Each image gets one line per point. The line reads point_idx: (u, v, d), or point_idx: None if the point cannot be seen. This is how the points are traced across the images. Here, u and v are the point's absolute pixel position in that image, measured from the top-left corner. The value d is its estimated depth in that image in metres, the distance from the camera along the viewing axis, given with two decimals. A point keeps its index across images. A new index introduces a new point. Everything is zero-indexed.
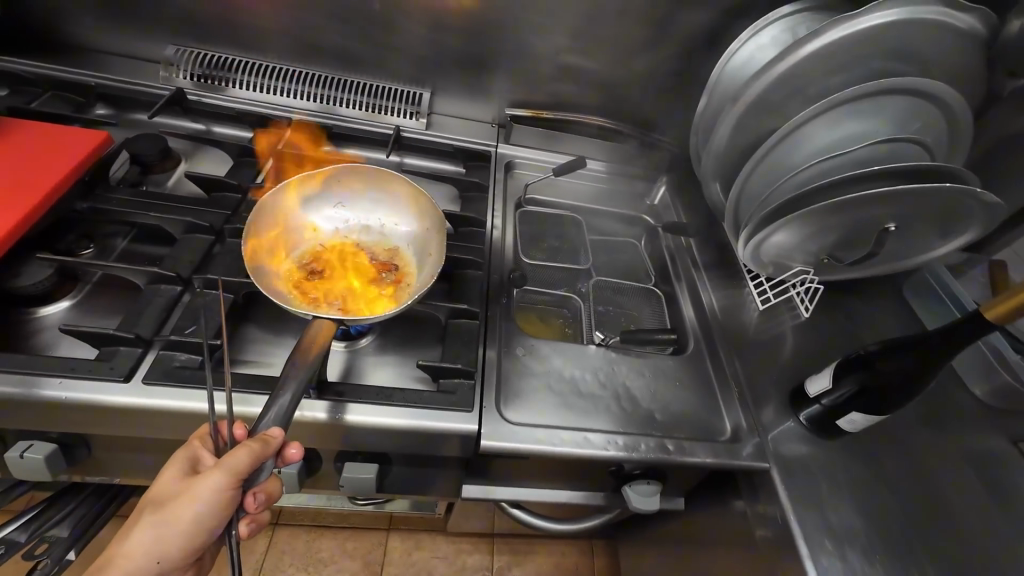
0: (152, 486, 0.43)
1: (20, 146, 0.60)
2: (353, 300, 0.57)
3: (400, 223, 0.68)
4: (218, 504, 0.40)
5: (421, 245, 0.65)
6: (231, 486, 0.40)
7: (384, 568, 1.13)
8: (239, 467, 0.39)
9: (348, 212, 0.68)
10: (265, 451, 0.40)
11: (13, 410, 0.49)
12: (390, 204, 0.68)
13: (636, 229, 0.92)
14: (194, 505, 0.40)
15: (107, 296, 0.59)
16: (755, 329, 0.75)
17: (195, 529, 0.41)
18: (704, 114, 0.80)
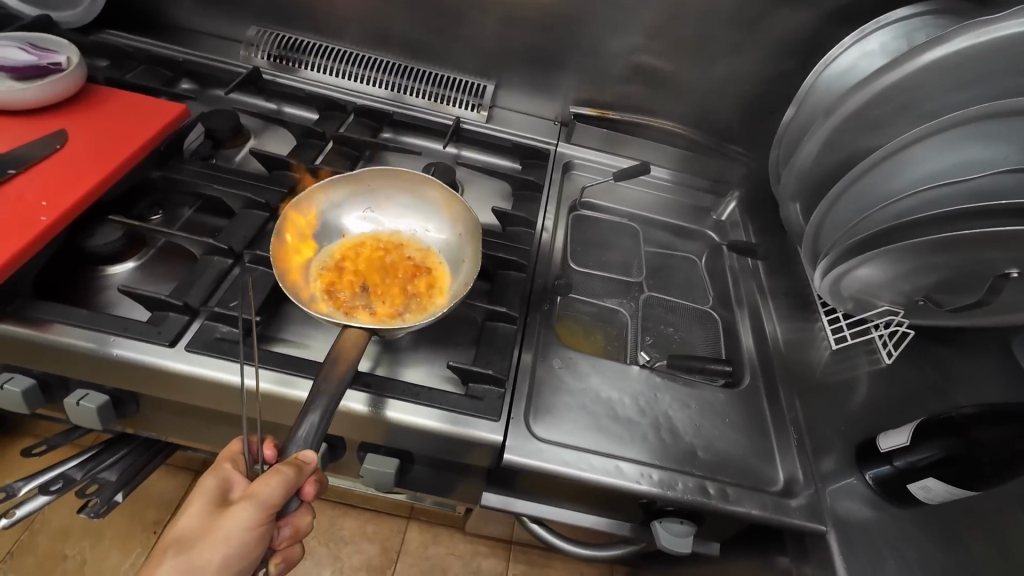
0: (176, 524, 0.42)
1: (108, 113, 0.64)
2: (380, 308, 0.55)
3: (431, 226, 0.65)
4: (247, 542, 0.41)
5: (454, 251, 0.63)
6: (262, 520, 0.42)
7: (400, 556, 1.13)
8: (273, 497, 0.41)
9: (377, 216, 0.65)
10: (298, 479, 0.41)
11: (74, 362, 0.53)
12: (422, 207, 0.66)
13: (697, 245, 0.85)
14: (224, 545, 0.40)
15: (167, 262, 0.61)
16: (824, 370, 0.67)
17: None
18: (790, 126, 0.72)
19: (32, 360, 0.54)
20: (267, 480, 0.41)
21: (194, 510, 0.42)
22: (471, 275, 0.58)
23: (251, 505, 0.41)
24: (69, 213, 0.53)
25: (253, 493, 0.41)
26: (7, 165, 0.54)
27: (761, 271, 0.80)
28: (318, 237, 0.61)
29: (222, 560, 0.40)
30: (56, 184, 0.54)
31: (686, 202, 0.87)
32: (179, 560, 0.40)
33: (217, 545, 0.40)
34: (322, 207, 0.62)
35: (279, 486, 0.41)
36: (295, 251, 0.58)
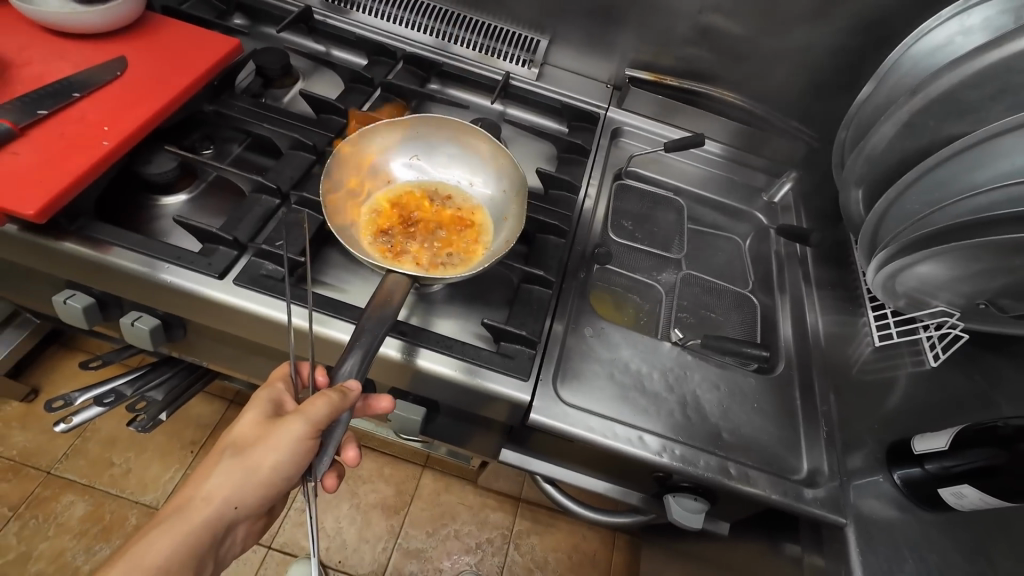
0: (237, 428, 0.46)
1: (163, 41, 0.64)
2: (425, 257, 0.56)
3: (476, 180, 0.64)
4: (295, 453, 0.44)
5: (498, 207, 0.63)
6: (310, 436, 0.44)
7: (414, 499, 1.19)
8: (319, 416, 0.42)
9: (423, 166, 0.65)
10: (342, 404, 0.43)
11: (129, 279, 0.55)
12: (468, 161, 0.65)
13: (742, 227, 0.82)
14: (275, 453, 0.43)
15: (218, 197, 0.63)
16: (863, 367, 0.64)
17: (271, 477, 0.44)
18: (865, 106, 0.67)
19: (91, 279, 0.57)
20: (314, 401, 0.42)
21: (250, 418, 0.47)
22: (515, 232, 0.58)
23: (298, 420, 0.42)
24: (128, 139, 0.54)
25: (300, 410, 0.42)
26: (72, 87, 0.56)
27: (809, 260, 0.76)
28: (366, 182, 0.61)
29: (274, 464, 0.44)
30: (115, 110, 0.55)
31: (736, 180, 0.83)
32: (233, 458, 0.45)
33: (269, 449, 0.43)
34: (371, 153, 0.62)
35: (325, 408, 0.42)
36: (343, 196, 0.58)
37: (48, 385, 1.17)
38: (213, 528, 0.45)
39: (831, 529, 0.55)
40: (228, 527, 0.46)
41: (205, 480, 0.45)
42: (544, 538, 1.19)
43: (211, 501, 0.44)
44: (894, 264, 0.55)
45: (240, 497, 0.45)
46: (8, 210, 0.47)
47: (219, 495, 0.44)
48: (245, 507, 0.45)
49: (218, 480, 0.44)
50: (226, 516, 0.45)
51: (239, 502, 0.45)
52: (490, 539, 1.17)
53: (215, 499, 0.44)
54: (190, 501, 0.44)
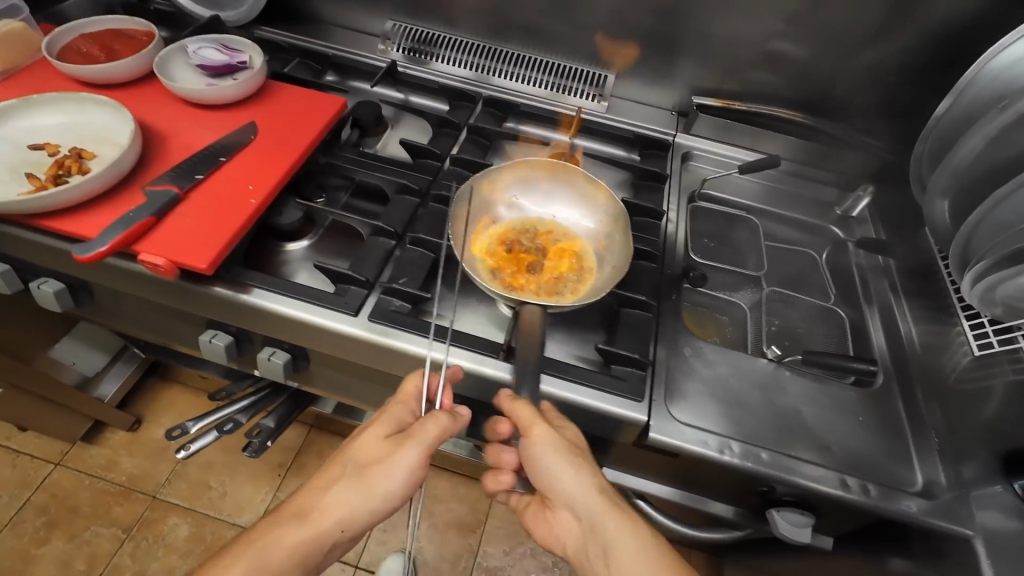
0: (352, 449, 0.52)
1: (281, 105, 0.71)
2: (547, 290, 0.60)
3: (571, 212, 0.70)
4: (407, 473, 0.51)
5: (597, 234, 0.68)
6: (423, 457, 0.51)
7: (489, 518, 1.22)
8: (432, 437, 0.50)
9: (530, 207, 0.70)
10: (452, 426, 0.52)
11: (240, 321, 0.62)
12: (560, 194, 0.70)
13: (818, 241, 0.83)
14: (392, 473, 0.50)
15: (336, 240, 0.70)
16: (959, 375, 0.63)
17: (385, 499, 0.50)
18: (943, 119, 0.68)
19: (234, 318, 0.63)
20: (430, 424, 0.51)
21: (369, 439, 0.53)
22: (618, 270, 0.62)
23: (414, 443, 0.50)
24: (270, 196, 0.61)
25: (416, 433, 0.50)
26: (218, 152, 0.63)
27: (893, 270, 0.77)
28: (481, 223, 0.67)
29: (388, 480, 0.50)
30: (256, 171, 0.63)
31: (806, 196, 0.86)
32: (350, 478, 0.50)
33: (386, 467, 0.50)
34: (483, 195, 0.68)
35: (440, 428, 0.51)
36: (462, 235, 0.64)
37: (148, 414, 1.27)
38: (323, 544, 0.49)
39: (956, 543, 0.55)
40: (331, 545, 0.50)
41: (324, 494, 0.50)
42: None
43: (325, 517, 0.49)
44: (988, 280, 0.56)
45: (347, 516, 0.49)
46: (185, 265, 0.54)
47: (332, 514, 0.49)
48: (353, 528, 0.50)
49: (335, 500, 0.50)
50: (334, 535, 0.49)
51: (347, 524, 0.50)
52: (565, 556, 1.19)
53: (331, 516, 0.49)
54: (309, 514, 0.49)
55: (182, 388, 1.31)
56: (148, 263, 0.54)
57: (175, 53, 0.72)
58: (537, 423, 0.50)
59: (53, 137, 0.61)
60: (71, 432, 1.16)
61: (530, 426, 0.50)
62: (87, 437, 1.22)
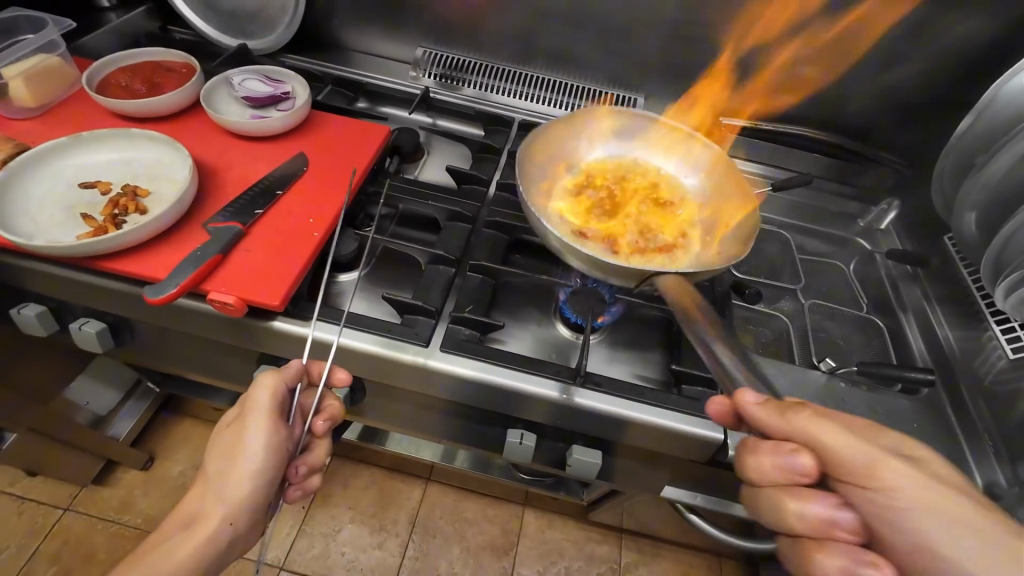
0: (225, 438, 0.51)
1: (329, 135, 0.71)
2: (647, 225, 0.67)
3: (651, 161, 0.78)
4: (266, 451, 0.51)
5: (686, 183, 0.75)
6: (277, 426, 0.51)
7: (521, 538, 1.21)
8: (267, 400, 0.51)
9: (638, 166, 0.78)
10: (280, 380, 0.53)
11: (174, 320, 0.60)
12: (634, 148, 0.79)
13: (846, 253, 0.87)
14: (242, 455, 0.50)
15: (389, 269, 0.69)
16: (996, 377, 0.67)
17: (253, 480, 0.50)
18: (964, 137, 0.73)
19: (293, 352, 0.61)
20: (259, 390, 0.51)
21: (222, 429, 0.54)
22: (740, 241, 0.62)
23: (253, 416, 0.51)
24: (331, 227, 0.61)
25: (254, 404, 0.51)
26: (274, 185, 0.63)
27: (923, 278, 0.81)
28: (590, 174, 0.75)
29: (253, 459, 0.50)
30: (316, 203, 0.62)
31: (831, 209, 0.89)
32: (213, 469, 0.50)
33: (239, 449, 0.50)
34: (592, 144, 0.78)
35: (269, 390, 0.52)
36: (564, 181, 0.74)
37: (162, 451, 1.22)
38: (217, 542, 0.50)
39: None
40: (231, 541, 0.50)
41: (214, 497, 0.50)
42: (652, 567, 1.20)
43: (213, 516, 0.49)
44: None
45: (232, 508, 0.49)
46: (257, 302, 0.53)
47: (219, 512, 0.49)
48: (241, 520, 0.50)
49: (211, 497, 0.50)
50: (226, 530, 0.50)
51: (233, 516, 0.50)
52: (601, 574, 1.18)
53: (215, 512, 0.49)
54: (197, 518, 0.50)
55: (196, 422, 1.27)
56: (218, 303, 0.53)
57: (217, 86, 0.72)
58: (883, 464, 0.36)
59: (106, 174, 0.60)
60: (83, 474, 1.11)
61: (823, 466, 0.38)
62: (98, 479, 1.16)
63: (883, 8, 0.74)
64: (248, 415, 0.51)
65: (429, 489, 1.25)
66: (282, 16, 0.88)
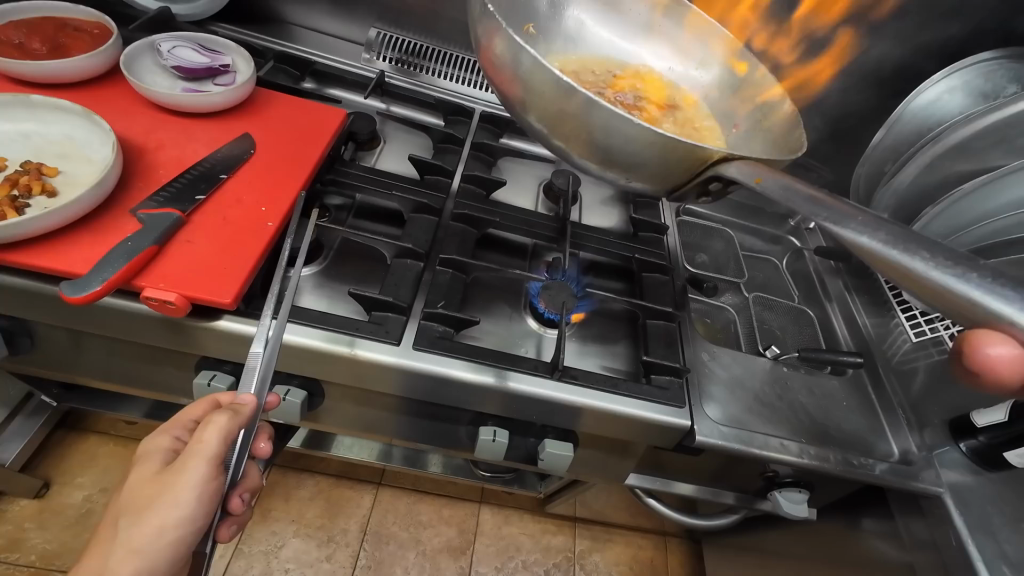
0: (148, 487, 0.46)
1: (277, 116, 0.65)
2: (645, 115, 0.56)
3: (636, 40, 0.65)
4: (198, 501, 0.45)
5: (679, 72, 0.64)
6: (213, 475, 0.45)
7: (478, 537, 1.20)
8: (213, 448, 0.44)
9: (628, 42, 0.65)
10: (236, 421, 0.45)
11: (92, 323, 0.52)
12: (614, 19, 0.65)
13: (780, 250, 0.95)
14: (167, 508, 0.44)
15: (350, 263, 0.65)
16: (901, 357, 0.77)
17: (176, 531, 0.45)
18: (878, 147, 0.82)
19: (241, 356, 0.55)
20: (205, 434, 0.45)
21: (144, 476, 0.47)
22: (764, 135, 0.53)
23: (185, 468, 0.44)
24: (287, 217, 0.55)
25: (193, 451, 0.44)
26: (217, 169, 0.56)
27: (844, 272, 0.90)
28: (564, 52, 0.61)
29: (181, 512, 0.45)
30: (266, 191, 0.57)
31: (766, 209, 0.98)
32: (128, 522, 0.45)
33: (163, 503, 0.44)
34: (571, 3, 0.63)
35: (217, 436, 0.45)
36: (548, 41, 0.60)
37: (60, 475, 1.05)
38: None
39: (932, 500, 0.65)
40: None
41: (121, 552, 0.44)
42: (606, 553, 1.24)
43: (119, 572, 0.44)
44: None
45: (151, 561, 0.45)
46: (203, 300, 0.47)
47: (126, 567, 0.44)
48: (157, 571, 0.46)
49: (121, 551, 0.45)
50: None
51: (148, 568, 0.45)
52: (556, 563, 1.20)
53: (126, 566, 0.45)
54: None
55: (103, 440, 1.11)
56: (156, 301, 0.46)
57: (140, 51, 0.62)
58: None
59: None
60: None
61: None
62: None
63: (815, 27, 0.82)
64: (184, 459, 0.45)
65: (382, 493, 1.20)
66: None
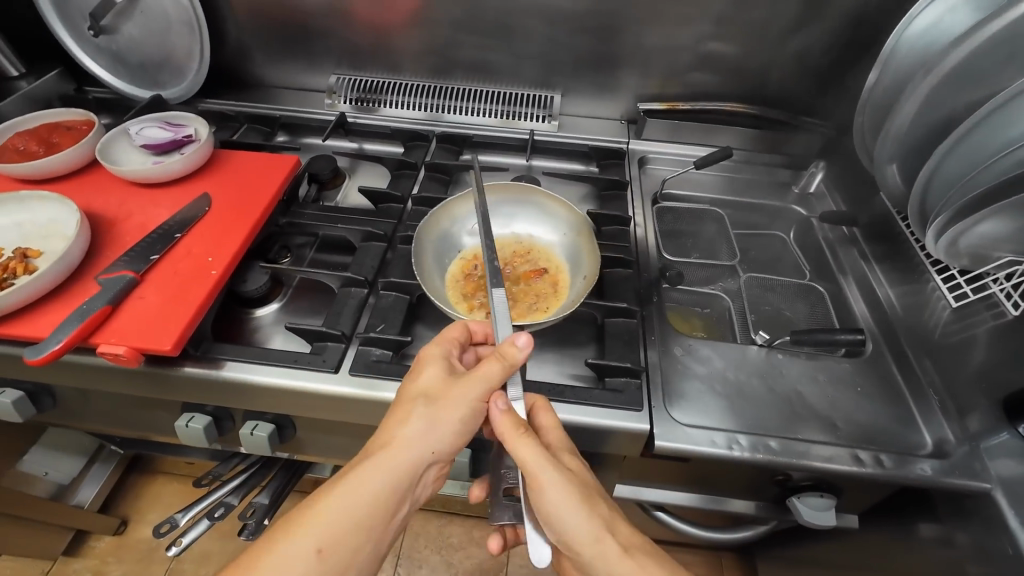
0: (427, 385, 0.49)
1: (236, 172, 0.70)
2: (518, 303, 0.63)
3: (538, 232, 0.71)
4: (472, 410, 0.48)
5: (572, 254, 0.68)
6: (485, 397, 0.48)
7: (510, 558, 1.17)
8: (498, 377, 0.47)
9: (529, 231, 0.71)
10: (510, 365, 0.47)
11: (78, 378, 0.59)
12: (522, 214, 0.72)
13: (782, 222, 0.86)
14: (457, 410, 0.47)
15: (307, 298, 0.67)
16: (945, 331, 0.64)
17: (455, 431, 0.48)
18: (874, 90, 0.71)
19: (208, 397, 0.60)
20: (488, 362, 0.47)
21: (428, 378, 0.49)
22: (585, 288, 0.61)
23: (476, 379, 0.47)
24: (231, 263, 0.60)
25: (481, 369, 0.47)
26: (173, 229, 0.62)
27: (860, 239, 0.79)
28: (476, 252, 0.69)
29: (462, 413, 0.48)
30: (214, 241, 0.61)
31: (761, 180, 0.88)
32: (427, 406, 0.47)
33: (456, 398, 0.47)
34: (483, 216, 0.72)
35: (498, 367, 0.47)
36: (454, 246, 0.69)
37: (136, 512, 1.19)
38: (410, 471, 0.47)
39: (978, 498, 0.54)
40: (419, 473, 0.47)
41: (407, 434, 0.46)
42: None
43: (413, 445, 0.46)
44: (946, 235, 0.57)
45: (436, 443, 0.47)
46: (148, 349, 0.52)
47: (416, 445, 0.46)
48: (440, 451, 0.48)
49: (413, 429, 0.46)
50: (420, 460, 0.47)
51: (433, 446, 0.47)
52: None
53: (420, 444, 0.47)
54: (393, 447, 0.46)
55: (168, 478, 1.24)
56: (109, 354, 0.51)
57: (116, 138, 0.72)
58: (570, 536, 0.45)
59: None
60: (50, 547, 1.08)
61: (531, 467, 0.44)
62: (71, 548, 1.13)
63: None
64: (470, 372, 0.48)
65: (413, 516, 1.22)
66: (191, 62, 0.88)
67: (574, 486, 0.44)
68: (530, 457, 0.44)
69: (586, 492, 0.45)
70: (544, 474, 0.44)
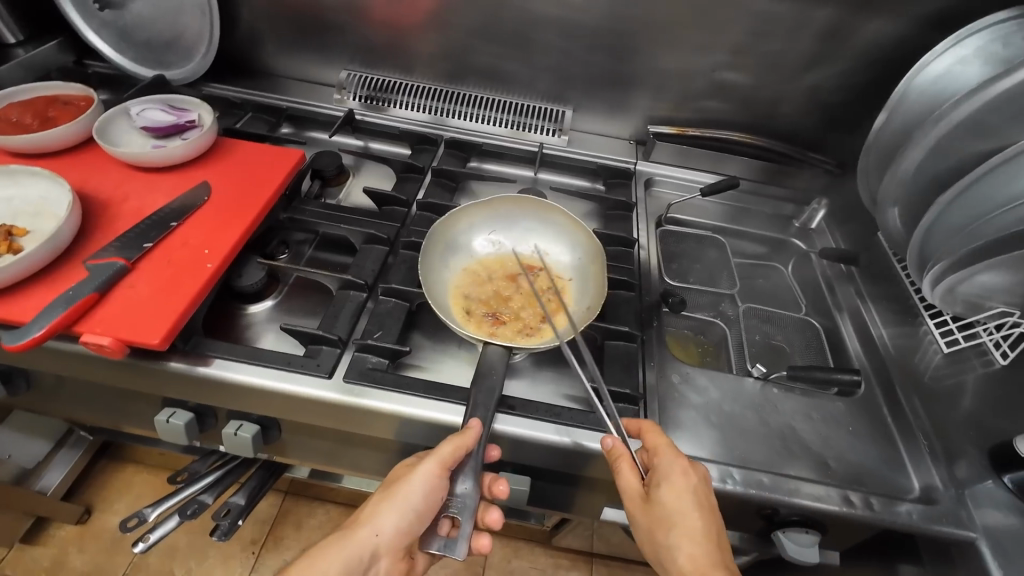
0: (394, 469, 0.53)
1: (239, 163, 0.69)
2: (516, 318, 0.62)
3: (555, 253, 0.70)
4: (429, 492, 0.49)
5: (582, 280, 0.67)
6: (441, 475, 0.48)
7: (485, 570, 1.15)
8: (445, 455, 0.48)
9: (545, 250, 0.70)
10: (463, 443, 0.48)
11: (55, 362, 0.56)
12: (542, 232, 0.71)
13: (783, 255, 0.86)
14: (410, 490, 0.49)
15: (302, 298, 0.66)
16: (935, 374, 0.67)
17: (412, 512, 0.50)
18: (882, 132, 0.72)
19: (195, 395, 0.58)
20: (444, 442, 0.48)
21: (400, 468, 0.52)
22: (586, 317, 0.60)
23: (430, 459, 0.48)
24: (228, 257, 0.58)
25: (433, 450, 0.48)
26: (169, 216, 0.60)
27: (857, 277, 0.80)
28: (487, 261, 0.68)
29: (416, 498, 0.49)
30: (213, 233, 0.59)
31: (764, 211, 0.89)
32: (382, 492, 0.51)
33: (408, 486, 0.49)
34: (501, 226, 0.71)
35: (453, 445, 0.48)
36: (464, 250, 0.69)
37: (100, 502, 1.15)
38: (364, 552, 0.51)
39: (963, 548, 0.55)
40: (373, 552, 0.51)
41: (370, 513, 0.51)
42: None
43: (367, 520, 0.51)
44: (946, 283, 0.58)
45: (386, 527, 0.50)
46: (136, 342, 0.50)
47: (372, 519, 0.51)
48: (386, 534, 0.50)
49: (374, 507, 0.51)
50: (373, 540, 0.51)
51: (382, 528, 0.50)
52: None
53: (368, 520, 0.51)
54: (353, 521, 0.52)
55: (139, 468, 1.20)
56: (93, 344, 0.49)
57: (116, 118, 0.69)
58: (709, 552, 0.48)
59: None
60: (7, 534, 1.03)
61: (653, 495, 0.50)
62: (28, 537, 1.09)
63: (795, 13, 0.74)
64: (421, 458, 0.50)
65: None
66: (199, 45, 0.86)
67: (691, 532, 0.48)
68: (632, 485, 0.50)
69: (687, 509, 0.49)
70: (656, 506, 0.50)
